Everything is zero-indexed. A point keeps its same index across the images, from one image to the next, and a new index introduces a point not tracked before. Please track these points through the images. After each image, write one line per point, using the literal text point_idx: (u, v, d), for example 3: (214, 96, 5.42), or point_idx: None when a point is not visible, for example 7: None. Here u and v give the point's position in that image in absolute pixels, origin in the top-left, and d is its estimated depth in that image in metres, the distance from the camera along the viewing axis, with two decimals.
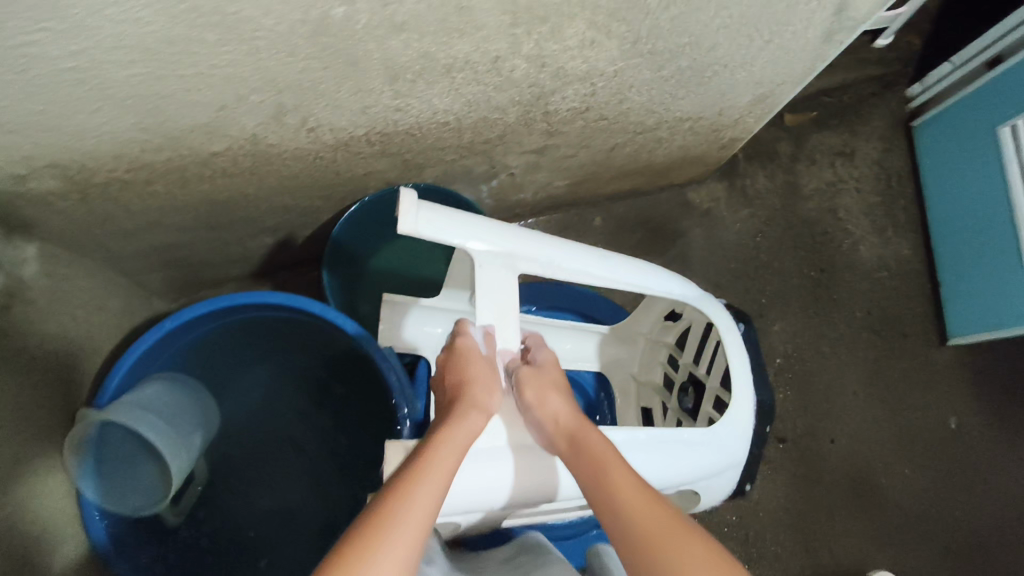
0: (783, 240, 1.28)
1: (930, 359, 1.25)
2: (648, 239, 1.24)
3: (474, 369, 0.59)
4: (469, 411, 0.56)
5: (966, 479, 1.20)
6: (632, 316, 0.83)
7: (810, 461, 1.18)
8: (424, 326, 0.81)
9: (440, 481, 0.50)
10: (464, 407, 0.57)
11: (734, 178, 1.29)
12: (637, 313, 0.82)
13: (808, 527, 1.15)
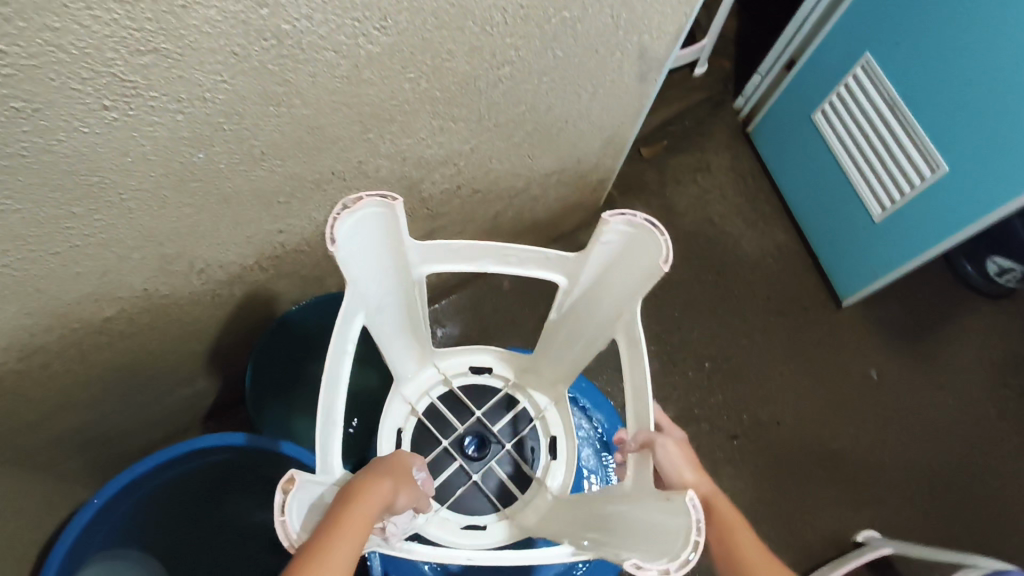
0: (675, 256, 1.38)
1: (834, 323, 1.36)
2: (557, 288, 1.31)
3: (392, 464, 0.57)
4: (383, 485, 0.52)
5: (905, 421, 1.29)
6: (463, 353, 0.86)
7: (766, 447, 1.24)
8: (360, 254, 0.58)
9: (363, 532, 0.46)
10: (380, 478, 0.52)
11: None
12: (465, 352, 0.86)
13: (784, 509, 1.20)
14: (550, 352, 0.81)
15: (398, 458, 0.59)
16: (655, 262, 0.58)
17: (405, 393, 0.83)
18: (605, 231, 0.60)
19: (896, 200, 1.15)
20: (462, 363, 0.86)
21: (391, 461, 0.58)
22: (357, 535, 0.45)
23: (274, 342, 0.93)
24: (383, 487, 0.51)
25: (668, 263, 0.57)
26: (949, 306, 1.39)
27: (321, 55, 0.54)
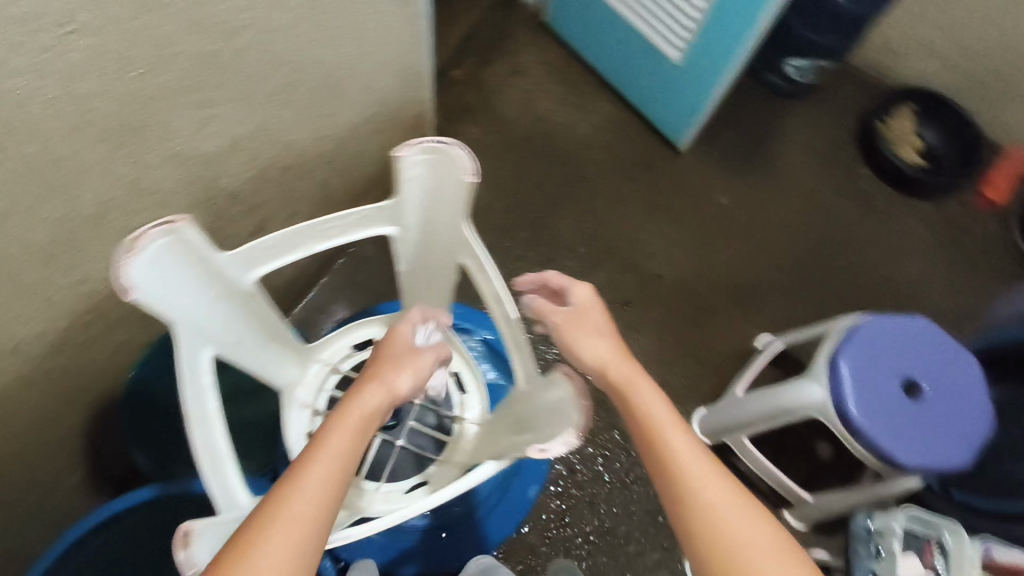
0: (519, 163, 1.45)
1: (677, 171, 1.46)
2: None
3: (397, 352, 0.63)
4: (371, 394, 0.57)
5: (762, 231, 1.42)
6: (337, 335, 0.85)
7: (656, 300, 1.34)
8: (169, 287, 0.54)
9: (357, 431, 0.54)
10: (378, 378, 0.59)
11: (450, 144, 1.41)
12: (340, 333, 0.85)
13: (689, 346, 1.30)
14: (418, 306, 0.81)
15: (399, 347, 0.64)
16: (462, 179, 0.60)
17: (301, 396, 0.81)
18: (409, 170, 0.60)
19: (685, 42, 1.24)
20: (343, 346, 0.85)
21: (389, 354, 0.63)
22: (357, 430, 0.53)
23: (148, 397, 0.88)
24: (378, 387, 0.58)
25: (475, 174, 0.59)
26: (769, 119, 1.52)
27: (15, 83, 0.49)
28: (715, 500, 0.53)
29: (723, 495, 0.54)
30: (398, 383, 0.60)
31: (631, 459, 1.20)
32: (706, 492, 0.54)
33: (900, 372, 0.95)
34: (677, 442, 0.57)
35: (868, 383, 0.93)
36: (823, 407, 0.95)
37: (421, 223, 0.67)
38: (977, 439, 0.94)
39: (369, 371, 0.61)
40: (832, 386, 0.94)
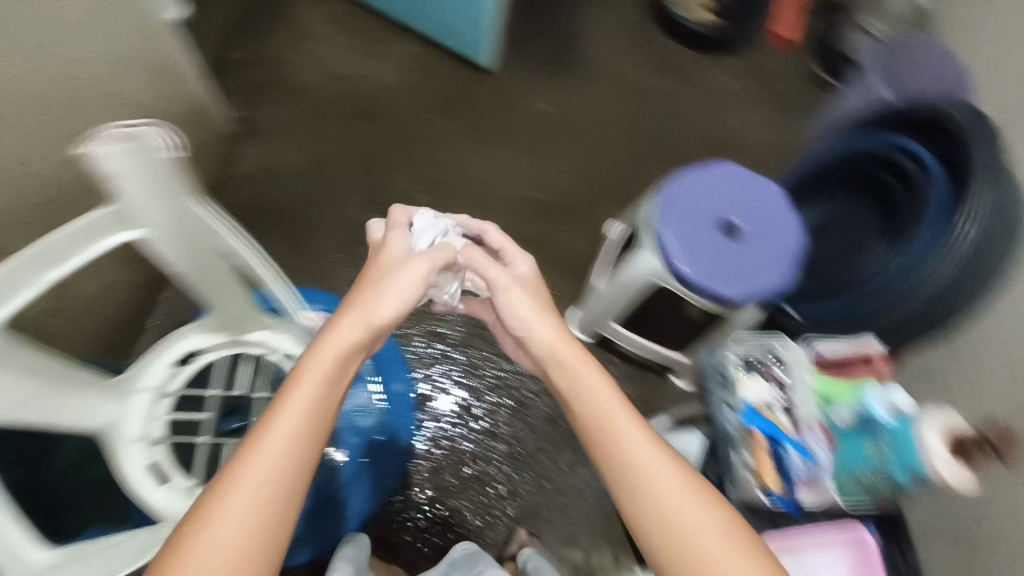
0: (335, 127, 1.44)
1: (493, 94, 1.49)
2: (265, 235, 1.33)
3: (382, 280, 0.64)
4: (341, 331, 0.59)
5: (584, 126, 1.48)
6: (151, 359, 0.80)
7: (506, 220, 1.38)
8: None
9: (323, 386, 0.56)
10: (353, 319, 0.60)
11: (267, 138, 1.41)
12: (153, 356, 0.81)
13: (549, 252, 1.35)
14: (218, 301, 0.77)
15: (380, 271, 0.65)
16: (160, 156, 0.56)
17: (130, 431, 0.76)
18: (108, 169, 0.54)
19: None
20: (163, 368, 0.81)
21: (369, 282, 0.64)
22: (325, 385, 0.56)
23: None
24: (353, 328, 0.60)
25: (174, 144, 0.56)
26: (564, 19, 1.57)
27: None
28: (672, 499, 0.54)
29: (655, 463, 0.56)
30: (377, 310, 0.61)
31: (512, 380, 1.24)
32: (639, 465, 0.56)
33: (716, 218, 1.01)
34: (631, 444, 0.57)
35: (687, 232, 0.98)
36: (658, 270, 1.00)
37: (158, 219, 0.62)
38: (796, 255, 1.01)
39: (349, 306, 0.62)
40: (660, 249, 0.99)
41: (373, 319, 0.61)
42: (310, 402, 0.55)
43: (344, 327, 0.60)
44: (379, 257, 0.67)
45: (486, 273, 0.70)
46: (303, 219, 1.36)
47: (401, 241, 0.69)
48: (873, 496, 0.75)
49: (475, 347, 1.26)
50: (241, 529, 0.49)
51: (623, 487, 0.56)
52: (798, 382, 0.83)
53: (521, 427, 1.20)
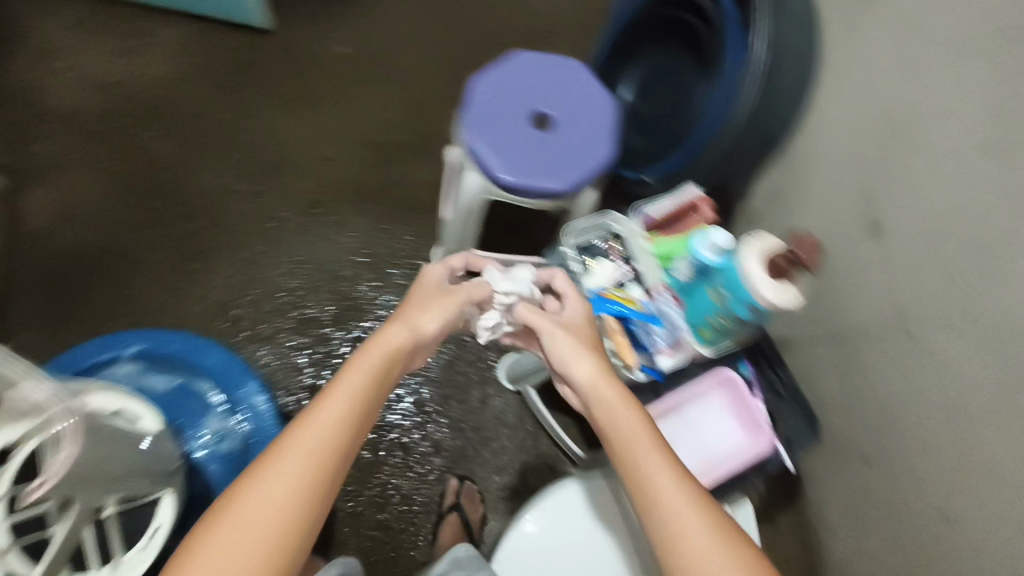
0: (123, 143, 1.30)
1: (282, 53, 1.39)
2: (85, 277, 1.20)
3: (428, 295, 0.70)
4: (388, 332, 0.62)
5: (388, 57, 1.40)
6: None
7: (341, 180, 1.30)
8: None
9: (368, 386, 0.57)
10: (399, 326, 0.64)
11: (52, 175, 1.26)
12: None
13: (395, 197, 1.30)
14: None
15: (428, 290, 0.70)
16: None
17: None
18: None
19: None
20: None
21: (420, 298, 0.69)
22: (373, 382, 0.58)
23: None
24: (402, 334, 0.63)
25: None
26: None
27: None
28: (693, 545, 0.51)
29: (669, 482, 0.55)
30: (421, 322, 0.66)
31: None
32: (658, 486, 0.54)
33: (526, 111, 0.96)
34: (664, 484, 0.54)
35: (498, 135, 0.94)
36: (484, 185, 0.96)
37: None
38: (613, 123, 0.99)
39: (396, 319, 0.65)
40: (477, 162, 0.93)
41: (415, 325, 0.65)
42: (357, 391, 0.56)
43: (388, 331, 0.63)
44: (421, 282, 0.72)
45: (534, 323, 0.69)
46: (121, 252, 1.22)
47: (437, 273, 0.74)
48: (731, 337, 0.77)
49: (350, 322, 1.21)
50: (279, 507, 0.49)
51: (649, 523, 0.54)
52: (636, 251, 0.84)
53: (420, 381, 1.19)
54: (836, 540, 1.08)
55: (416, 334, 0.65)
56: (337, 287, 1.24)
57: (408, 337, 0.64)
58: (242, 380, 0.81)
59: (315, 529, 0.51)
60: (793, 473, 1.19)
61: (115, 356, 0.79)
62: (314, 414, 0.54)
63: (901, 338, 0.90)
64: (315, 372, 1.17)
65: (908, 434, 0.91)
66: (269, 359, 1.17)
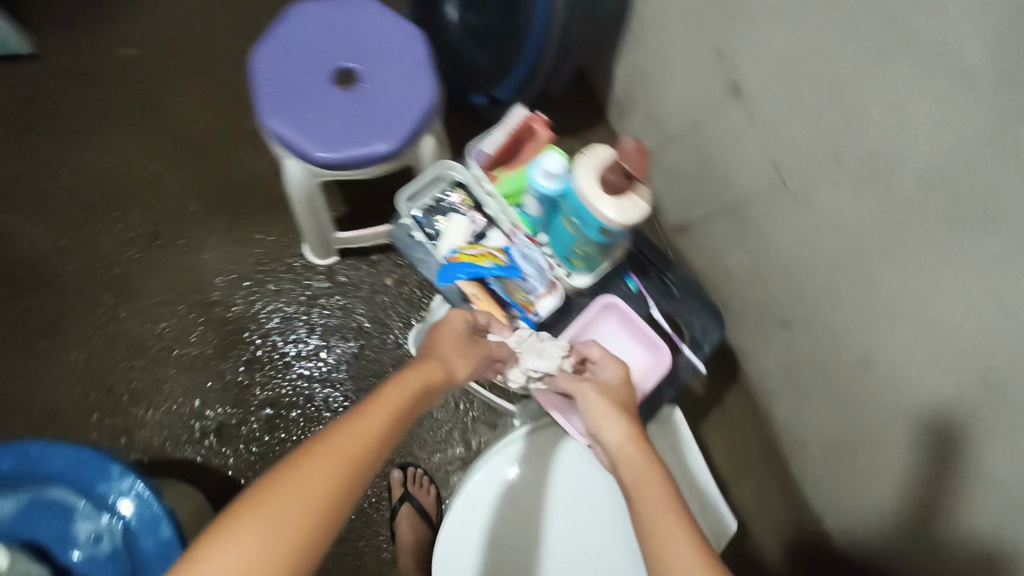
0: None
1: (65, 77, 1.22)
2: None
3: (459, 330, 0.67)
4: (429, 368, 0.60)
5: (186, 47, 1.25)
6: None
7: (179, 199, 1.17)
8: None
9: (401, 413, 0.54)
10: (435, 362, 0.61)
11: None
12: None
13: (244, 199, 1.17)
14: None
15: (451, 329, 0.66)
16: None
17: None
18: None
19: None
20: None
21: (445, 333, 0.65)
22: (402, 405, 0.54)
23: None
24: (436, 369, 0.61)
25: None
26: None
27: None
28: None
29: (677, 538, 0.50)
30: (456, 366, 0.63)
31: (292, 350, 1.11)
32: (666, 538, 0.50)
33: (324, 73, 0.83)
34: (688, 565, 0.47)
35: (300, 110, 0.81)
36: (307, 169, 0.84)
37: None
38: (427, 57, 0.86)
39: (428, 354, 0.63)
40: (286, 147, 0.81)
41: (450, 367, 0.62)
42: (393, 407, 0.54)
43: (423, 368, 0.60)
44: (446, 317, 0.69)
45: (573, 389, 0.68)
46: None
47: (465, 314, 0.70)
48: (602, 260, 0.72)
49: (238, 345, 1.11)
50: (297, 508, 0.42)
51: None
52: (483, 197, 0.76)
53: (332, 381, 1.11)
54: (780, 403, 1.08)
55: (448, 372, 0.62)
56: (210, 314, 1.12)
57: (439, 372, 0.61)
58: (103, 471, 0.72)
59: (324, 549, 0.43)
60: (727, 351, 1.17)
61: None
62: (345, 428, 0.49)
63: (783, 195, 0.86)
64: (218, 410, 1.08)
65: (812, 289, 0.88)
66: (160, 416, 1.06)
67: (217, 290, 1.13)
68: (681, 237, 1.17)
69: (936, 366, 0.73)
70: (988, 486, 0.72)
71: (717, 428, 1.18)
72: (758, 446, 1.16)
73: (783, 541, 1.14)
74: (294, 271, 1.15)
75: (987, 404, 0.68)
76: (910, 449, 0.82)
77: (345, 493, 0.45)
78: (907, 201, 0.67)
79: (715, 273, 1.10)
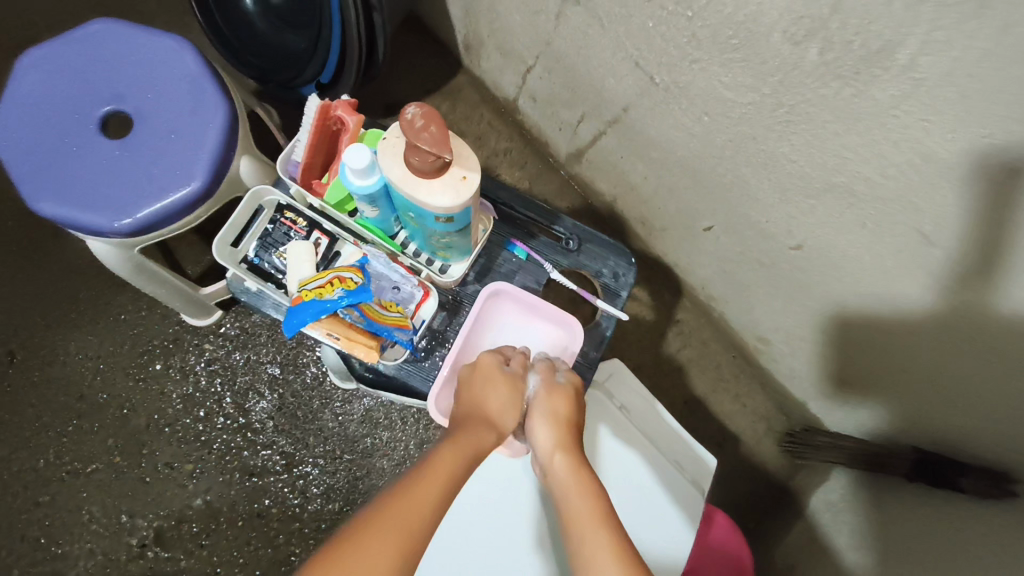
0: None
1: None
2: None
3: (493, 373, 0.58)
4: (481, 430, 0.51)
5: None
6: None
7: (17, 310, 1.01)
8: None
9: (450, 484, 0.45)
10: (483, 423, 0.53)
11: None
12: None
13: (90, 284, 1.02)
14: None
15: (494, 381, 0.57)
16: None
17: None
18: None
19: None
20: None
21: (492, 382, 0.57)
22: (446, 480, 0.45)
23: None
24: (485, 428, 0.52)
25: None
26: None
27: None
28: None
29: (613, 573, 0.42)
30: (502, 427, 0.54)
31: (211, 424, 1.00)
32: None
33: (88, 130, 0.69)
34: None
35: (77, 182, 0.67)
36: (118, 245, 0.71)
37: None
38: (209, 68, 0.72)
39: (474, 408, 0.54)
40: (78, 230, 0.68)
41: (493, 419, 0.54)
42: (445, 474, 0.45)
43: (474, 431, 0.51)
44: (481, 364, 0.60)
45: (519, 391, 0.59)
46: None
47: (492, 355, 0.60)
48: (472, 242, 0.62)
49: (149, 441, 0.99)
50: None
51: None
52: (318, 213, 0.64)
53: (265, 443, 1.00)
54: (730, 306, 1.00)
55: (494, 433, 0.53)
56: (103, 420, 0.99)
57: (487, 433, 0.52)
58: None
59: None
60: (662, 267, 1.09)
61: None
62: (390, 509, 0.41)
63: (658, 93, 0.74)
64: (151, 515, 0.97)
65: (720, 183, 0.78)
66: (89, 544, 0.95)
67: (103, 392, 1.00)
68: (578, 166, 1.06)
69: (868, 233, 0.64)
70: (959, 336, 0.65)
71: (679, 349, 1.10)
72: (724, 353, 1.09)
73: (777, 437, 1.08)
74: (178, 340, 1.02)
75: (934, 255, 0.59)
76: (873, 320, 0.74)
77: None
78: (784, 61, 0.56)
79: (623, 193, 1.00)
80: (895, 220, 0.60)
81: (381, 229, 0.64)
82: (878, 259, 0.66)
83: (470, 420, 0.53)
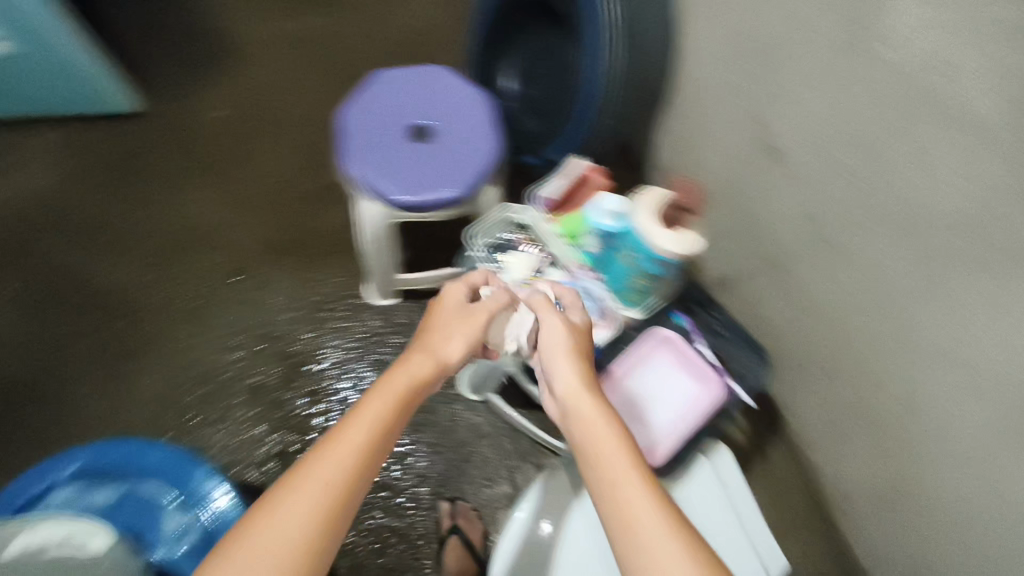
0: (19, 264, 1.25)
1: (165, 137, 1.38)
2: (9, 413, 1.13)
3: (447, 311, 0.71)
4: (422, 360, 0.64)
5: (266, 114, 1.41)
6: None
7: (254, 243, 1.28)
8: None
9: (398, 403, 0.58)
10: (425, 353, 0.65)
11: None
12: None
13: (312, 245, 1.29)
14: None
15: (445, 317, 0.70)
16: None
17: None
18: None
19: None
20: None
21: (443, 317, 0.70)
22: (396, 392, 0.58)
23: None
24: (425, 350, 0.65)
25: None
26: (194, 27, 1.51)
27: None
28: None
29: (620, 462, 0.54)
30: (442, 355, 0.66)
31: (349, 385, 1.18)
32: (624, 493, 0.52)
33: (399, 131, 0.96)
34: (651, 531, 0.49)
35: (382, 160, 0.93)
36: (387, 211, 0.94)
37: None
38: (491, 118, 0.99)
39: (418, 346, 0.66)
40: (369, 191, 0.92)
41: (440, 349, 0.66)
42: (387, 397, 0.58)
43: (415, 360, 0.63)
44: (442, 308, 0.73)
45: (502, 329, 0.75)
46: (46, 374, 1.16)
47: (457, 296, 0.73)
48: (654, 294, 0.82)
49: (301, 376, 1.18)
50: (303, 517, 0.48)
51: None
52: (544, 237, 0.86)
53: None
54: (823, 454, 1.09)
55: (438, 361, 0.65)
56: (275, 346, 1.20)
57: (429, 363, 0.64)
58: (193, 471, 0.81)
59: (330, 544, 0.49)
60: (767, 402, 1.20)
61: (51, 483, 0.79)
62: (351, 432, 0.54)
63: (820, 247, 0.92)
64: (281, 435, 1.13)
65: (851, 335, 0.92)
66: (226, 438, 1.12)
67: (285, 326, 1.22)
68: (720, 291, 1.23)
69: (974, 409, 0.75)
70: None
71: (761, 481, 1.19)
72: (802, 500, 1.16)
73: None
74: (355, 309, 1.24)
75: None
76: (957, 496, 0.82)
77: (346, 493, 0.50)
78: (936, 246, 0.73)
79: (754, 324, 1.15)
80: (1002, 401, 0.71)
81: (590, 262, 0.85)
82: (978, 435, 0.76)
83: (413, 353, 0.65)
